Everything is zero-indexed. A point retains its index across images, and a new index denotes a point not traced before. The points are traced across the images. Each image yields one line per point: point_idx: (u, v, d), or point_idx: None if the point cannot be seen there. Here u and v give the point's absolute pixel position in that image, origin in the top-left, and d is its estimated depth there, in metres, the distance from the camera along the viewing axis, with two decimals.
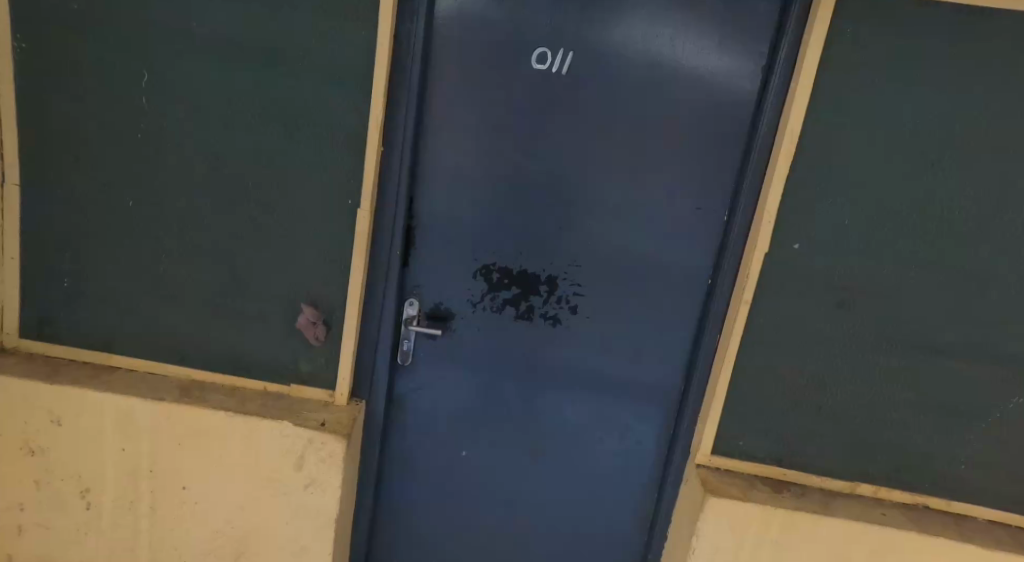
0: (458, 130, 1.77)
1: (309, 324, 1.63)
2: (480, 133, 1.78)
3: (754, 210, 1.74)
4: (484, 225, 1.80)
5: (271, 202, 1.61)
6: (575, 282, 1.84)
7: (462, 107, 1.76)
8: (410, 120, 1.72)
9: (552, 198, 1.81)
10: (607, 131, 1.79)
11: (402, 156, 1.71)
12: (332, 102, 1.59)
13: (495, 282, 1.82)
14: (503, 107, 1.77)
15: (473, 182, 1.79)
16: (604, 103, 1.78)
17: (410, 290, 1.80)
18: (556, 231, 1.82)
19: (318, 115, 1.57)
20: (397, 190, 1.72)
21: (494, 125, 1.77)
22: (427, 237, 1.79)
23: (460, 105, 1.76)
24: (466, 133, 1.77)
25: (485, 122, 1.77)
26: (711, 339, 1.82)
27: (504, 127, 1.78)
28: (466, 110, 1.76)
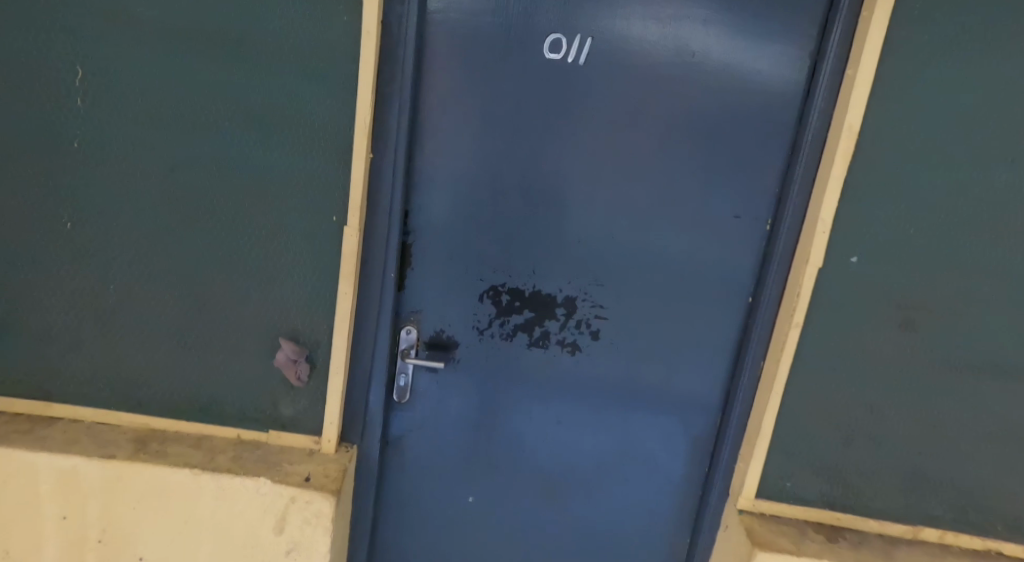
0: (457, 130, 1.55)
1: (289, 362, 1.51)
2: (485, 135, 1.55)
3: (803, 218, 1.52)
4: (491, 241, 1.59)
5: (257, 228, 1.47)
6: (595, 304, 1.62)
7: (462, 105, 1.54)
8: (403, 121, 1.49)
9: (568, 206, 1.58)
10: (632, 129, 1.55)
11: (395, 164, 1.51)
12: (319, 114, 1.44)
13: (505, 305, 1.62)
14: (510, 104, 1.54)
15: (477, 190, 1.57)
16: (626, 96, 1.53)
17: (407, 320, 1.63)
18: (572, 245, 1.59)
19: (307, 131, 1.44)
20: (391, 205, 1.52)
21: (500, 124, 1.54)
22: (425, 255, 1.60)
23: (459, 101, 1.53)
24: (467, 134, 1.55)
25: (489, 121, 1.54)
26: (755, 367, 1.59)
27: (512, 127, 1.55)
28: (466, 107, 1.54)
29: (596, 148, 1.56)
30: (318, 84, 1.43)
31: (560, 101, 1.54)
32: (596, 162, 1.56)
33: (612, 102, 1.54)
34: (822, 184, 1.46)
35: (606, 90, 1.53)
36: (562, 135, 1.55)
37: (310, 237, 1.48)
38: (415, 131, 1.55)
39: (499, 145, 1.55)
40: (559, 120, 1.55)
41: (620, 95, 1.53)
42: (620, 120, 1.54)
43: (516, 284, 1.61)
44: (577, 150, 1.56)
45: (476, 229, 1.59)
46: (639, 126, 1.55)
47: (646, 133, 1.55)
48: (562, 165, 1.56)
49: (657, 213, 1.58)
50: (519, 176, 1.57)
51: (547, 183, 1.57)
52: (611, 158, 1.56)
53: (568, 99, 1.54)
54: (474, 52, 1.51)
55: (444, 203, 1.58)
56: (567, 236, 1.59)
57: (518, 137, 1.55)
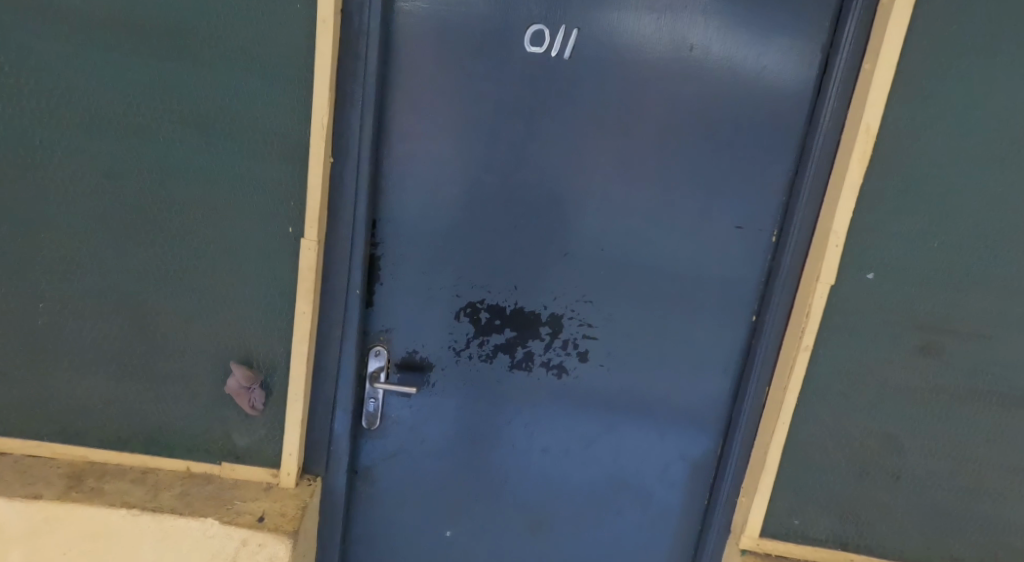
0: (429, 133, 1.39)
1: (243, 391, 1.36)
2: (459, 137, 1.39)
3: (813, 229, 1.36)
4: (467, 253, 1.44)
5: (206, 241, 1.34)
6: (583, 322, 1.47)
7: (434, 104, 1.38)
8: (367, 121, 1.34)
9: (552, 215, 1.42)
10: (623, 131, 1.39)
11: (358, 169, 1.36)
12: (272, 115, 1.30)
13: (484, 324, 1.47)
14: (486, 103, 1.38)
15: (451, 198, 1.42)
16: (616, 95, 1.38)
17: (376, 338, 1.48)
18: (556, 257, 1.44)
19: (259, 134, 1.30)
20: (355, 214, 1.37)
21: (476, 125, 1.39)
22: (395, 269, 1.44)
23: (431, 100, 1.38)
24: (439, 136, 1.39)
25: (464, 122, 1.39)
26: (759, 393, 1.43)
27: (489, 128, 1.39)
28: (438, 107, 1.38)
29: (582, 152, 1.40)
30: (270, 82, 1.29)
31: (543, 100, 1.38)
32: (582, 167, 1.41)
33: (600, 103, 1.38)
34: (836, 192, 1.30)
35: (594, 89, 1.38)
36: (545, 138, 1.40)
37: (265, 251, 1.34)
38: (382, 132, 1.39)
39: (474, 148, 1.40)
40: (541, 121, 1.39)
41: (610, 94, 1.38)
42: (609, 121, 1.39)
43: (495, 301, 1.46)
44: (562, 154, 1.40)
45: (450, 240, 1.43)
46: (630, 128, 1.39)
47: (639, 135, 1.39)
48: (545, 170, 1.41)
49: (651, 223, 1.43)
50: (498, 183, 1.41)
51: (528, 190, 1.42)
52: (600, 163, 1.41)
53: (552, 98, 1.38)
54: (447, 46, 1.36)
55: (414, 213, 1.42)
56: (551, 248, 1.43)
57: (496, 140, 1.40)
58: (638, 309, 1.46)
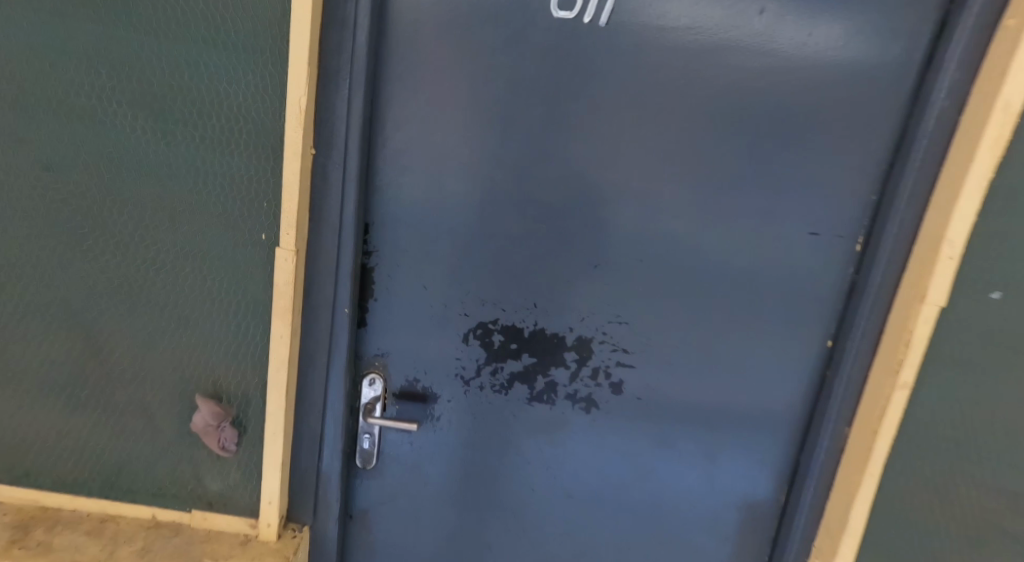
0: (432, 118, 1.14)
1: (211, 429, 1.15)
2: (471, 123, 1.14)
3: (915, 232, 1.06)
4: (478, 265, 1.19)
5: (165, 248, 1.11)
6: (618, 347, 1.20)
7: (441, 84, 1.13)
8: (355, 105, 1.08)
9: (581, 218, 1.17)
10: (674, 114, 1.13)
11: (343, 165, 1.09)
12: (239, 96, 1.06)
13: (497, 349, 1.22)
14: (504, 81, 1.13)
15: (460, 199, 1.17)
16: (667, 71, 1.12)
17: (371, 364, 1.25)
18: (587, 269, 1.18)
19: (224, 119, 1.06)
20: (340, 219, 1.12)
21: (494, 110, 1.14)
22: (393, 283, 1.21)
23: (434, 78, 1.13)
24: (447, 123, 1.14)
25: (478, 105, 1.14)
26: (836, 439, 1.13)
27: (508, 113, 1.14)
28: (444, 86, 1.13)
29: (622, 141, 1.14)
30: (237, 55, 1.05)
31: (575, 77, 1.12)
32: (621, 160, 1.15)
33: (648, 79, 1.12)
34: (961, 188, 0.99)
35: (640, 62, 1.12)
36: (576, 124, 1.14)
37: (234, 262, 1.11)
38: (375, 119, 1.15)
39: (490, 137, 1.15)
40: (573, 103, 1.13)
41: (659, 68, 1.12)
42: (657, 102, 1.13)
43: (510, 321, 1.21)
44: (597, 144, 1.14)
45: (458, 249, 1.19)
46: (683, 111, 1.13)
47: (693, 120, 1.13)
48: (577, 163, 1.15)
49: (705, 228, 1.16)
50: (517, 179, 1.16)
51: (554, 188, 1.16)
52: (644, 155, 1.15)
53: (587, 75, 1.12)
54: (458, 11, 1.10)
55: (414, 215, 1.18)
56: (579, 257, 1.18)
57: (516, 127, 1.14)
58: (687, 332, 1.19)
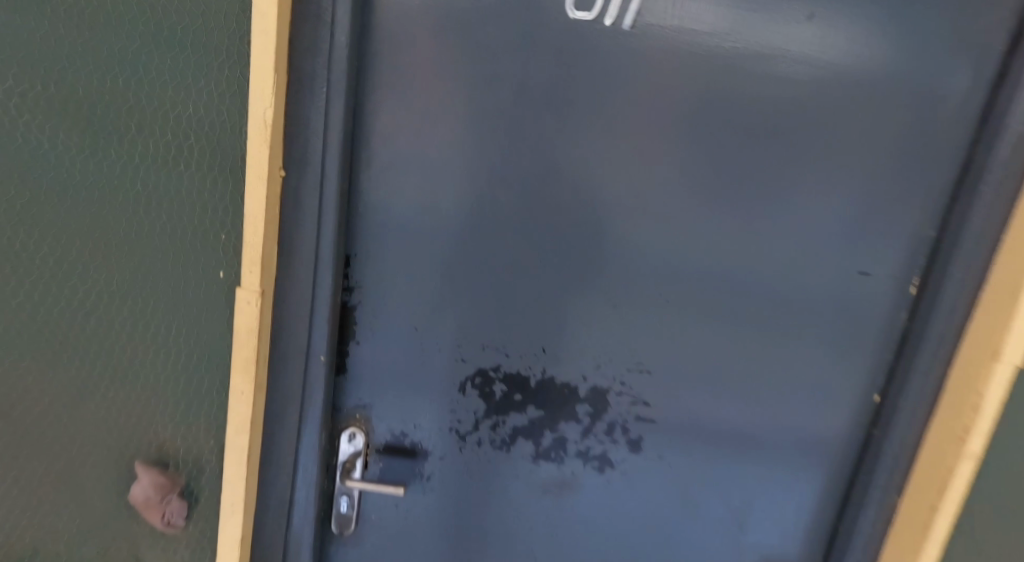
0: (425, 134, 0.97)
1: (149, 504, 0.97)
2: (472, 141, 0.97)
3: (984, 273, 0.94)
4: (478, 305, 1.02)
5: (97, 287, 0.91)
6: (638, 400, 1.05)
7: (438, 94, 0.96)
8: (335, 120, 0.89)
9: (599, 252, 1.01)
10: (710, 135, 0.97)
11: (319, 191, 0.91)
12: (190, 104, 0.86)
13: (499, 401, 1.06)
14: (514, 93, 0.96)
15: (457, 229, 1.00)
16: (703, 85, 0.96)
17: (350, 416, 1.08)
18: (603, 310, 1.03)
19: (169, 131, 0.86)
20: (315, 254, 0.93)
21: (500, 126, 0.97)
22: (377, 325, 1.03)
23: (428, 87, 0.95)
24: (444, 140, 0.97)
25: (482, 120, 0.97)
26: (886, 504, 1.01)
27: (518, 129, 0.97)
28: (439, 96, 0.96)
29: (649, 165, 0.98)
30: (189, 55, 0.85)
31: (597, 89, 0.96)
32: (648, 186, 0.99)
33: (682, 94, 0.96)
34: None
35: (673, 74, 0.95)
36: (596, 143, 0.98)
37: (185, 304, 0.92)
38: (358, 134, 0.97)
39: (495, 158, 0.98)
40: (593, 119, 0.97)
41: (695, 82, 0.96)
42: (692, 120, 0.97)
43: (514, 369, 1.04)
44: (621, 168, 0.99)
45: (454, 287, 1.02)
46: (721, 131, 0.97)
47: (732, 142, 0.97)
48: (596, 189, 0.99)
49: (741, 263, 1.01)
50: (526, 207, 0.99)
51: (569, 217, 1.00)
52: (674, 181, 0.99)
53: (610, 88, 0.96)
54: (460, 8, 0.93)
55: (404, 247, 1.00)
56: (596, 297, 1.02)
57: (526, 146, 0.98)
58: (717, 382, 1.04)
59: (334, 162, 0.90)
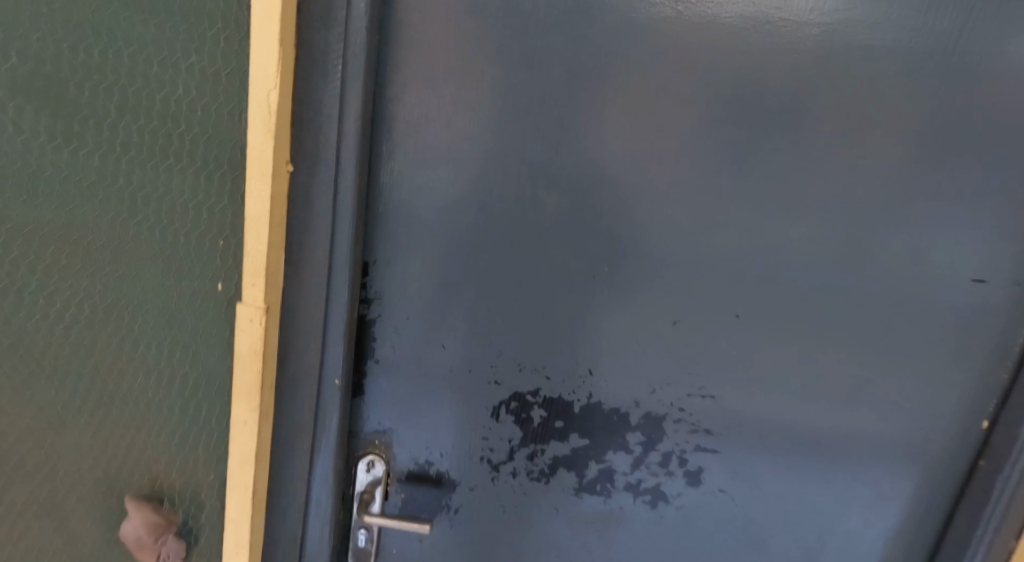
0: (457, 121, 0.83)
1: (141, 547, 0.82)
2: (513, 130, 0.83)
3: None
4: (515, 319, 0.89)
5: (72, 300, 0.78)
6: (699, 428, 0.91)
7: (474, 75, 0.82)
8: (352, 106, 0.75)
9: (657, 261, 0.87)
10: (793, 125, 0.83)
11: (334, 190, 0.77)
12: (175, 85, 0.71)
13: (538, 427, 0.92)
14: (563, 75, 0.82)
15: (493, 232, 0.86)
16: (788, 65, 0.81)
17: (368, 442, 0.95)
18: (663, 327, 0.88)
19: (151, 118, 0.71)
20: (328, 263, 0.80)
21: (545, 113, 0.83)
22: (400, 341, 0.90)
23: (461, 67, 0.82)
24: (479, 128, 0.83)
25: (524, 106, 0.83)
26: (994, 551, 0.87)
27: (566, 117, 0.83)
28: (473, 78, 0.82)
29: (720, 160, 0.84)
30: (173, 24, 0.70)
31: (661, 71, 0.82)
32: (717, 184, 0.85)
33: (762, 77, 0.82)
34: None
35: (752, 53, 0.81)
36: (658, 134, 0.83)
37: (176, 321, 0.78)
38: (379, 121, 0.83)
39: (538, 150, 0.84)
40: (656, 106, 0.83)
41: (777, 62, 0.81)
42: (772, 107, 0.82)
43: (556, 393, 0.91)
44: (686, 163, 0.84)
45: (489, 299, 0.88)
46: (807, 120, 0.83)
47: (819, 133, 0.83)
48: (656, 187, 0.85)
49: (824, 274, 0.87)
50: (574, 208, 0.85)
51: (624, 219, 0.86)
52: (749, 178, 0.84)
53: (676, 69, 0.82)
54: None
55: (431, 253, 0.87)
56: (652, 312, 0.88)
57: (574, 137, 0.84)
58: (791, 408, 0.91)
59: (352, 156, 0.77)
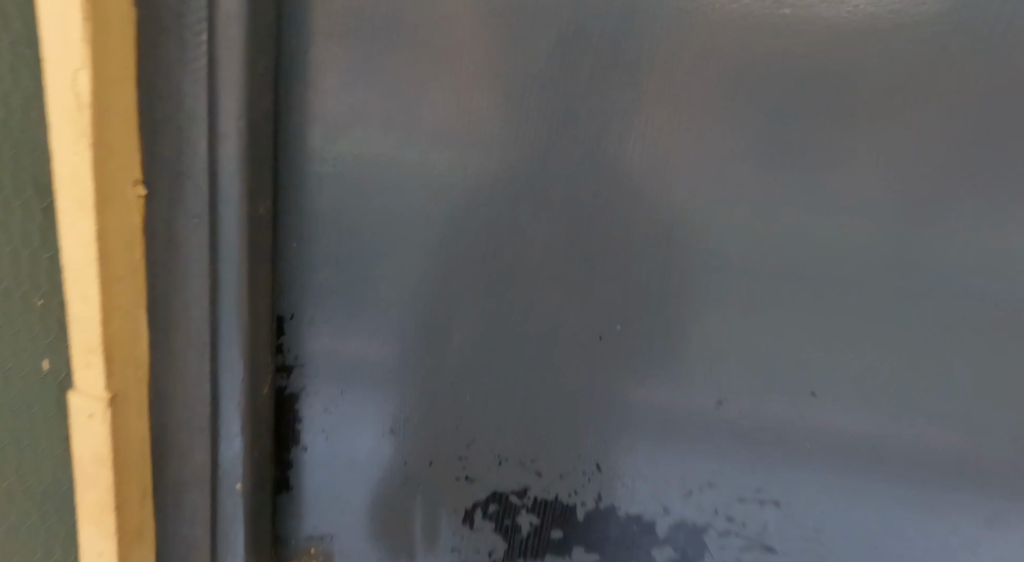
0: (399, 121, 0.57)
1: None
2: (481, 131, 0.57)
3: None
4: (492, 394, 0.63)
5: None
6: (757, 546, 0.64)
7: (423, 53, 0.56)
8: (229, 101, 0.49)
9: (699, 315, 0.59)
10: (917, 119, 0.54)
11: (209, 223, 0.51)
12: None
13: (528, 538, 0.67)
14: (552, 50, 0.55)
15: (457, 275, 0.60)
16: (905, 26, 0.52)
17: (299, 553, 0.69)
18: (705, 409, 0.61)
19: None
20: (210, 327, 0.54)
21: (528, 105, 0.56)
22: (333, 419, 0.66)
23: (403, 42, 0.56)
24: (434, 130, 0.57)
25: (497, 96, 0.56)
26: None
27: (559, 110, 0.56)
28: (421, 57, 0.56)
29: (802, 171, 0.55)
30: None
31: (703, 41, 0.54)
32: (793, 207, 0.56)
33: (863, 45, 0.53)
34: None
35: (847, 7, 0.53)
36: (702, 132, 0.56)
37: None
38: (286, 121, 0.58)
39: (519, 158, 0.57)
40: (697, 93, 0.55)
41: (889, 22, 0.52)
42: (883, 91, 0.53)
43: (550, 494, 0.65)
44: (746, 176, 0.56)
45: (453, 366, 0.63)
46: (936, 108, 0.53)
47: (961, 131, 0.53)
48: (699, 211, 0.57)
49: (960, 342, 0.57)
50: (573, 240, 0.59)
51: (647, 255, 0.59)
52: (845, 200, 0.55)
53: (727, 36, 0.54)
54: None
55: (370, 302, 0.62)
56: (689, 386, 0.61)
57: (572, 140, 0.57)
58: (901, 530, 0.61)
59: (234, 173, 0.51)
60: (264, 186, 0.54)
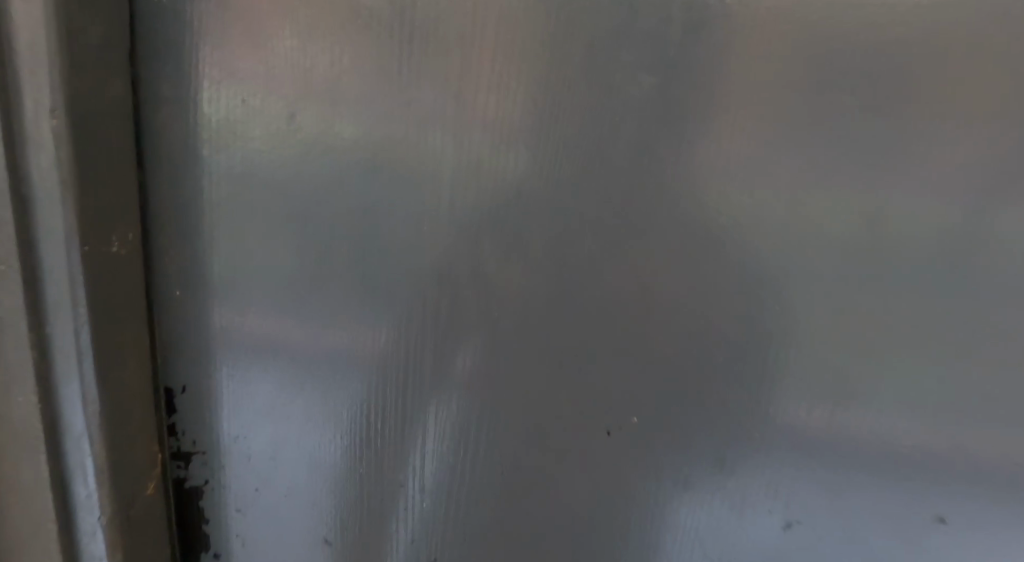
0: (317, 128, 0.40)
1: None
2: (431, 142, 0.39)
3: None
4: (459, 498, 0.46)
5: None
6: None
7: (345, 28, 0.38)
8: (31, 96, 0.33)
9: (752, 401, 0.40)
10: None
11: (23, 271, 0.36)
12: None
13: None
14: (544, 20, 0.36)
15: (401, 344, 0.43)
16: None
17: None
18: (755, 531, 0.43)
19: None
20: (44, 421, 0.39)
21: (495, 96, 0.38)
22: (251, 523, 0.49)
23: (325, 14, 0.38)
24: (366, 138, 0.39)
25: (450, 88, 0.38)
26: None
27: (545, 108, 0.38)
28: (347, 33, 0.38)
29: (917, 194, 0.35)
30: None
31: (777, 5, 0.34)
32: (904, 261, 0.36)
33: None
34: None
35: None
36: (757, 132, 0.36)
37: None
38: (154, 125, 0.40)
39: (487, 173, 0.39)
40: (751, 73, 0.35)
41: None
42: None
43: None
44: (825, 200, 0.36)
45: (405, 462, 0.46)
46: None
47: None
48: (757, 260, 0.38)
49: None
50: (564, 295, 0.41)
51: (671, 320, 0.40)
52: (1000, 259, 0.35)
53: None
54: None
55: (290, 375, 0.45)
56: (743, 503, 0.43)
57: (564, 147, 0.38)
58: None
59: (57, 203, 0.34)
60: (117, 219, 0.38)
